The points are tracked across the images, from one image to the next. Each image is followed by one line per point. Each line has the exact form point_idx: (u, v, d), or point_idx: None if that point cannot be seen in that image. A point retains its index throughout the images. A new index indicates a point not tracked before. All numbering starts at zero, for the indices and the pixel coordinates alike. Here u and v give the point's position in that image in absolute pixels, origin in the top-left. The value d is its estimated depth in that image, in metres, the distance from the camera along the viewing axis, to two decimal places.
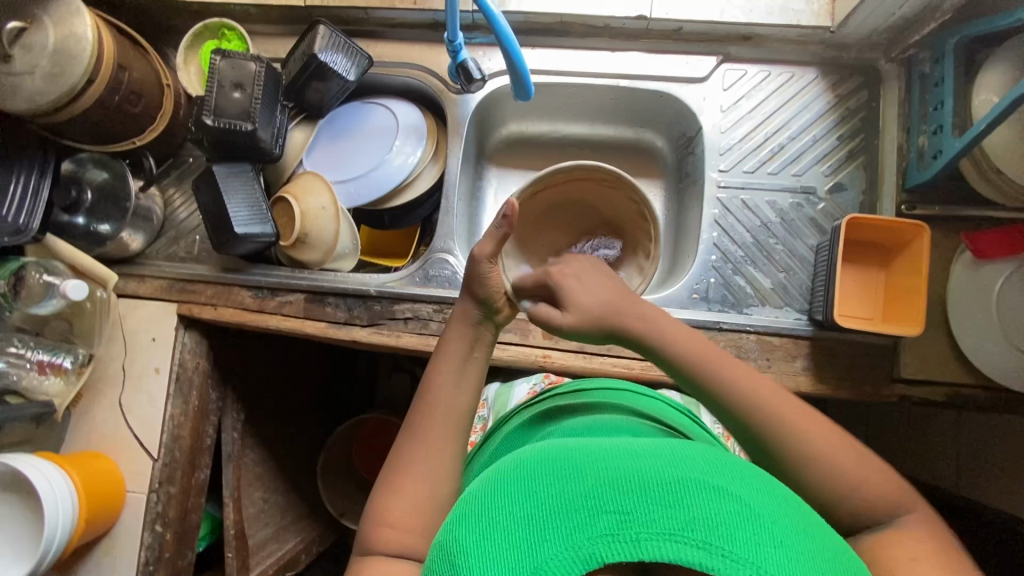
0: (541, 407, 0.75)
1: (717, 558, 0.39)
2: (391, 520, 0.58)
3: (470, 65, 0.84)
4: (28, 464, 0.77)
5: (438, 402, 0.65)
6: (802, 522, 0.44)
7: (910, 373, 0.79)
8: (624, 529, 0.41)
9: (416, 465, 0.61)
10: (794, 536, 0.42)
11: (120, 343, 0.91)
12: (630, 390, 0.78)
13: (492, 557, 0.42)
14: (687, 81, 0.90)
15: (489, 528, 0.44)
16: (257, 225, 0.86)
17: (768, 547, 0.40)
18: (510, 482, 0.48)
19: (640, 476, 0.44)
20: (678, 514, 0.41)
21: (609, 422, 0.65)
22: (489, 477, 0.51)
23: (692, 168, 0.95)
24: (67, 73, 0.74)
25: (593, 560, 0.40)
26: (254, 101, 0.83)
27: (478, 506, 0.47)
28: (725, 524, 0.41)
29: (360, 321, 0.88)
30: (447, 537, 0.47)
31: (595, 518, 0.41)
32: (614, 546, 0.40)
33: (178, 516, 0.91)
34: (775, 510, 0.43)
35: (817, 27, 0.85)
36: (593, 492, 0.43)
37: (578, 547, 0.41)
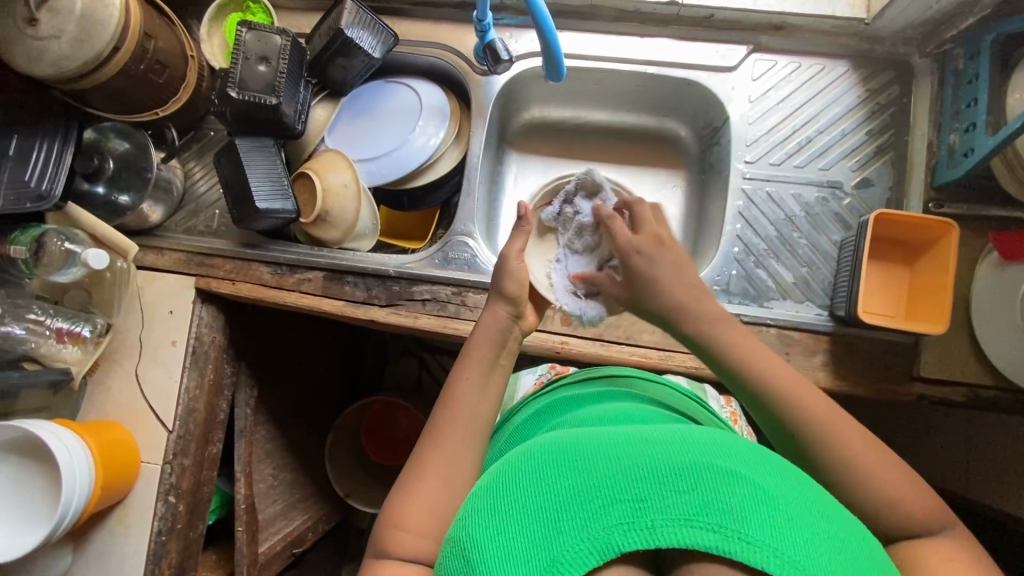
0: (551, 396, 0.75)
1: (732, 539, 0.39)
2: (405, 523, 0.56)
3: (498, 46, 0.83)
4: (46, 430, 0.77)
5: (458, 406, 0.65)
6: (820, 506, 0.43)
7: (929, 372, 0.79)
8: (640, 516, 0.40)
9: (432, 469, 0.60)
10: (813, 518, 0.41)
11: (138, 314, 0.91)
12: (636, 377, 0.78)
13: (506, 549, 0.42)
14: (715, 69, 0.88)
15: (503, 521, 0.44)
16: (279, 200, 0.85)
17: (785, 529, 0.39)
18: (520, 474, 0.47)
19: (652, 463, 0.43)
20: (693, 498, 0.41)
21: (621, 412, 0.65)
22: (500, 470, 0.51)
23: (717, 158, 0.94)
24: (94, 37, 0.73)
25: (609, 550, 0.40)
26: (279, 75, 0.83)
27: (490, 497, 0.47)
28: (740, 507, 0.40)
29: (378, 301, 0.88)
30: (461, 530, 0.47)
31: (609, 508, 0.41)
32: (630, 534, 0.40)
33: (191, 488, 0.92)
34: (794, 494, 0.43)
35: (851, 19, 0.84)
36: (607, 483, 0.43)
37: (592, 537, 0.40)
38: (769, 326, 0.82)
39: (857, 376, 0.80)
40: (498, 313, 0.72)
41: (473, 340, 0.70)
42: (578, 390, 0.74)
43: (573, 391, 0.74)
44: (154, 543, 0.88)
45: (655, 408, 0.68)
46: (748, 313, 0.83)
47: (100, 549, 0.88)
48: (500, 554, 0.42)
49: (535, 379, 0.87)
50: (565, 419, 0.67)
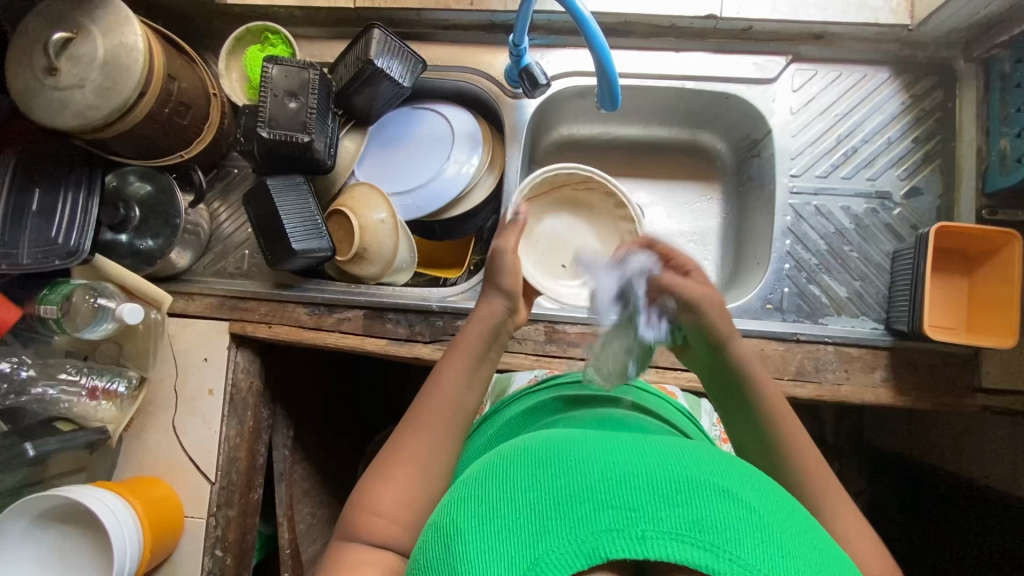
0: (540, 395, 0.71)
1: (725, 561, 0.35)
2: (379, 508, 0.57)
3: (535, 70, 0.80)
4: (90, 496, 0.74)
5: (436, 397, 0.63)
6: (809, 537, 0.41)
7: (991, 383, 0.78)
8: (631, 525, 0.37)
9: (405, 457, 0.60)
10: (805, 548, 0.39)
11: (171, 364, 0.88)
12: (635, 385, 0.75)
13: (484, 548, 0.38)
14: (755, 82, 0.86)
15: (484, 516, 0.40)
16: (314, 240, 0.83)
17: (778, 557, 0.36)
18: (510, 469, 0.44)
19: (647, 471, 0.40)
20: (688, 513, 0.37)
21: (613, 419, 0.62)
22: (481, 469, 0.47)
23: (757, 171, 0.92)
24: (119, 86, 0.70)
25: (596, 556, 0.36)
26: (310, 110, 0.80)
27: (470, 494, 0.43)
28: (735, 528, 0.37)
29: (422, 338, 0.85)
30: (439, 522, 0.43)
31: (598, 512, 0.38)
32: (618, 541, 0.36)
33: (237, 539, 0.89)
34: (788, 521, 0.40)
35: (895, 25, 0.82)
36: (600, 486, 0.39)
37: (578, 540, 0.37)
38: (827, 343, 0.80)
39: (917, 390, 0.79)
40: (492, 309, 0.69)
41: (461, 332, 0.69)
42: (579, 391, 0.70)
43: (573, 390, 0.71)
44: None
45: (651, 419, 0.66)
46: (805, 332, 0.81)
47: None
48: (478, 555, 0.38)
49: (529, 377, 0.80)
50: (562, 419, 0.64)
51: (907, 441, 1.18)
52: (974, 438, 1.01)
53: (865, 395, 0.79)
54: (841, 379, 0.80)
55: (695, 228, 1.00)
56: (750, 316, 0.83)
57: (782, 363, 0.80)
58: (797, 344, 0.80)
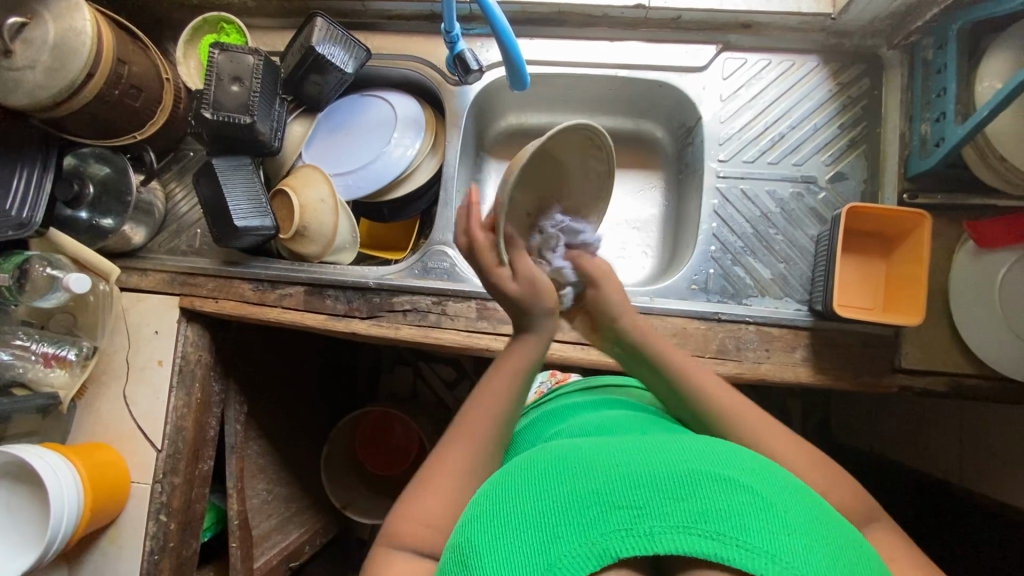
0: (549, 405, 0.74)
1: (731, 547, 0.38)
2: (422, 516, 0.54)
3: (467, 57, 0.84)
4: (34, 455, 0.78)
5: (482, 413, 0.60)
6: (814, 511, 0.43)
7: (911, 364, 0.79)
8: (637, 523, 0.40)
9: (451, 467, 0.57)
10: (812, 527, 0.41)
11: (123, 335, 0.92)
12: (632, 384, 0.77)
13: (509, 557, 0.41)
14: (686, 70, 0.89)
15: (505, 526, 0.43)
16: (257, 218, 0.86)
17: (783, 535, 0.39)
18: (524, 479, 0.47)
19: (649, 469, 0.43)
20: (693, 506, 0.40)
21: (618, 416, 0.64)
22: (495, 480, 0.50)
23: (691, 158, 0.94)
24: (67, 67, 0.74)
25: (608, 556, 0.39)
26: (252, 94, 0.84)
27: (488, 506, 0.47)
28: (739, 514, 0.40)
29: (359, 313, 0.88)
30: (461, 535, 0.46)
31: (608, 514, 0.41)
32: (628, 540, 0.40)
33: (182, 507, 0.92)
34: (791, 501, 0.42)
35: (818, 14, 0.84)
36: (605, 489, 0.42)
37: (592, 542, 0.40)
38: (748, 323, 0.82)
39: (837, 369, 0.79)
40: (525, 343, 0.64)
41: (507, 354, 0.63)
42: (578, 398, 0.72)
43: (574, 398, 0.73)
44: (147, 562, 0.88)
45: (653, 413, 0.67)
46: (726, 311, 0.82)
47: (93, 570, 0.89)
48: (500, 563, 0.41)
49: (537, 387, 0.88)
50: (564, 425, 0.66)
51: (861, 436, 1.18)
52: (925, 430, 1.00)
53: (786, 373, 0.80)
54: (763, 358, 0.81)
55: (637, 215, 1.02)
56: (675, 297, 0.84)
57: (704, 341, 0.81)
58: (718, 324, 0.82)
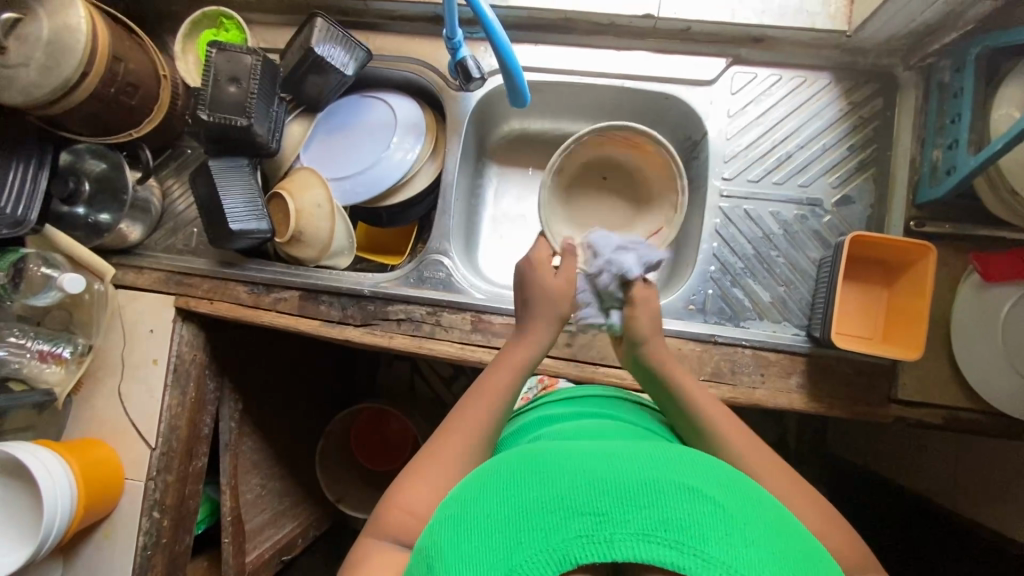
0: (530, 415, 0.74)
1: (690, 557, 0.39)
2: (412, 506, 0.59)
3: (470, 64, 0.81)
4: (27, 453, 0.79)
5: (475, 405, 0.67)
6: (771, 521, 0.45)
7: (908, 395, 0.78)
8: (598, 530, 0.41)
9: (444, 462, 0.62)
10: (766, 535, 0.43)
11: (119, 334, 0.92)
12: (617, 396, 0.77)
13: (475, 560, 0.42)
14: (694, 83, 0.87)
15: (472, 532, 0.44)
16: (253, 220, 0.85)
17: (740, 546, 0.40)
18: (494, 485, 0.48)
19: (614, 477, 0.44)
20: (653, 515, 0.41)
21: (594, 427, 0.65)
22: (466, 485, 0.51)
23: (695, 172, 0.92)
24: (61, 65, 0.73)
25: (567, 562, 0.40)
26: (250, 95, 0.82)
27: (456, 511, 0.48)
28: (698, 525, 0.41)
29: (353, 321, 0.88)
30: (431, 541, 0.47)
31: (570, 521, 0.41)
32: (588, 547, 0.40)
33: (175, 503, 0.94)
34: (747, 512, 0.44)
35: (833, 31, 0.81)
36: (569, 494, 0.43)
37: (553, 548, 0.41)
38: (745, 346, 0.81)
39: (833, 397, 0.79)
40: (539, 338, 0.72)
41: (510, 352, 0.71)
42: (555, 410, 0.73)
43: (555, 409, 0.73)
44: (140, 557, 0.90)
45: (630, 426, 0.67)
46: (723, 334, 0.81)
47: (86, 562, 0.90)
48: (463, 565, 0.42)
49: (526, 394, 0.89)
50: (543, 434, 0.67)
51: (855, 453, 1.17)
52: (920, 456, 1.00)
53: (781, 400, 0.79)
54: (758, 383, 0.80)
55: None
56: (671, 316, 0.84)
57: (698, 363, 0.81)
58: (714, 346, 0.81)
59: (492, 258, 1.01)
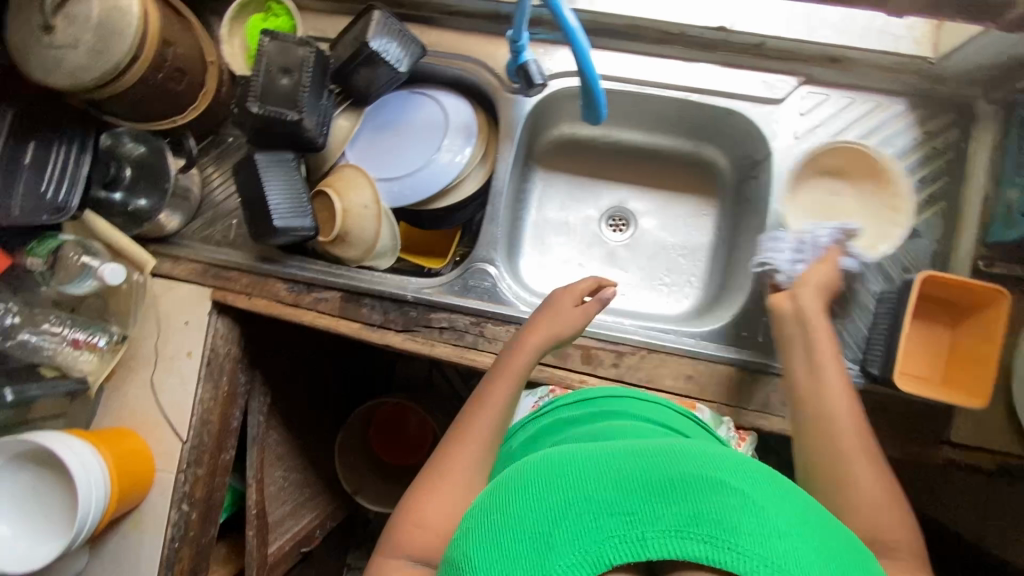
0: (546, 416, 0.73)
1: (724, 550, 0.38)
2: (421, 520, 0.60)
3: (532, 69, 0.78)
4: (61, 443, 0.78)
5: (480, 417, 0.67)
6: (801, 510, 0.43)
7: (961, 438, 0.76)
8: (630, 529, 0.40)
9: (450, 476, 0.62)
10: (797, 524, 0.41)
11: (154, 323, 0.90)
12: (636, 397, 0.74)
13: (507, 568, 0.41)
14: (762, 100, 0.83)
15: (501, 539, 0.43)
16: (297, 218, 0.83)
17: (773, 538, 0.39)
18: (517, 488, 0.46)
19: (639, 474, 0.43)
20: (683, 510, 0.40)
21: (613, 429, 0.63)
22: (490, 491, 0.50)
23: (754, 193, 0.89)
24: (111, 49, 0.70)
25: (600, 563, 0.39)
26: (301, 88, 0.79)
27: (481, 518, 0.46)
28: (730, 518, 0.39)
29: (394, 326, 0.86)
30: (459, 549, 0.46)
31: (600, 521, 0.40)
32: (621, 547, 0.39)
33: (204, 497, 0.93)
34: (780, 503, 0.42)
35: (917, 57, 0.80)
36: (597, 496, 0.42)
37: (585, 550, 0.39)
38: None
39: (885, 436, 0.77)
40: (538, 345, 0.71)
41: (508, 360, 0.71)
42: (573, 412, 0.71)
43: (572, 412, 0.72)
44: (167, 549, 0.89)
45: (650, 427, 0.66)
46: (776, 364, 0.80)
47: (114, 550, 0.90)
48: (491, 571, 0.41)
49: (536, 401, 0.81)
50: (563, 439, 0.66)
51: None
52: None
53: None
54: None
55: (684, 243, 0.97)
56: (722, 343, 0.82)
57: (748, 393, 0.79)
58: (766, 377, 0.79)
59: (534, 266, 0.99)
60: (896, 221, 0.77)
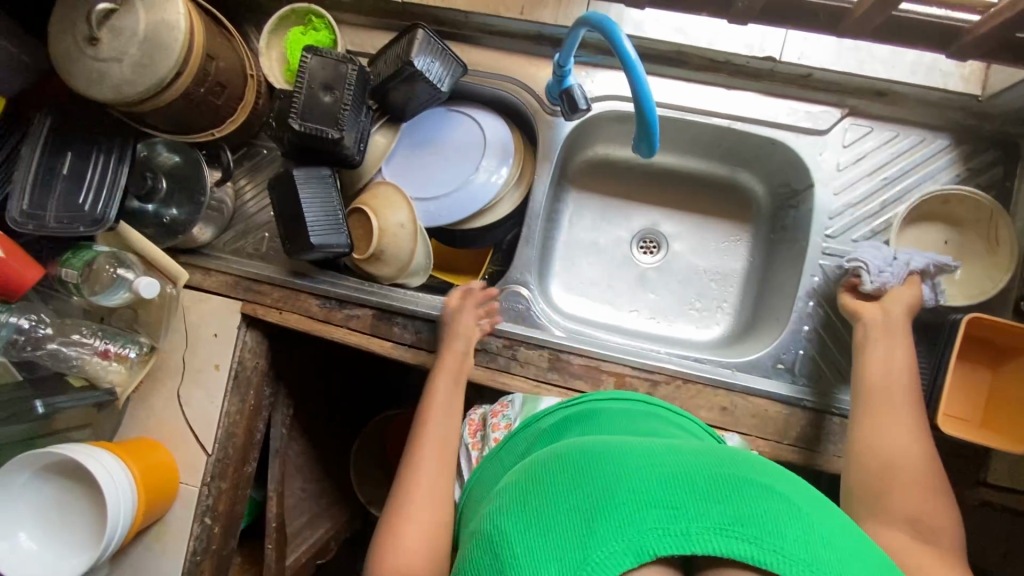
0: (577, 406, 0.65)
1: (769, 552, 0.36)
2: (401, 545, 0.63)
3: (576, 93, 0.78)
4: (89, 457, 0.76)
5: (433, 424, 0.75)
6: (842, 523, 0.42)
7: (997, 479, 0.76)
8: (674, 522, 0.38)
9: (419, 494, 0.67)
10: (837, 531, 0.40)
11: (182, 335, 0.90)
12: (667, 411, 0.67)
13: (543, 552, 0.38)
14: (804, 131, 0.82)
15: (536, 520, 0.40)
16: (333, 235, 0.82)
17: (820, 546, 0.37)
18: (551, 474, 0.44)
19: (682, 470, 0.41)
20: (728, 509, 0.38)
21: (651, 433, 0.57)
22: (519, 475, 0.48)
23: (792, 223, 0.89)
24: (157, 64, 0.69)
25: (644, 552, 0.37)
26: (344, 105, 0.78)
27: (513, 499, 0.44)
28: (775, 520, 0.38)
29: (426, 346, 0.85)
30: (486, 530, 0.43)
31: (643, 511, 0.38)
32: (665, 539, 0.37)
33: (226, 510, 0.92)
34: (826, 516, 0.41)
35: (964, 94, 0.79)
36: (640, 486, 0.40)
37: (629, 538, 0.37)
38: (834, 414, 0.78)
39: None
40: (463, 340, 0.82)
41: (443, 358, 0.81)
42: (604, 407, 0.65)
43: (604, 407, 0.65)
44: (189, 563, 0.88)
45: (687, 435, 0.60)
46: (813, 399, 0.79)
47: (136, 561, 0.89)
48: (524, 550, 0.39)
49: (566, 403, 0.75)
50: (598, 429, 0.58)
51: None
52: None
53: None
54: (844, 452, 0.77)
55: (716, 268, 0.97)
56: (758, 374, 0.81)
57: (783, 427, 0.78)
58: (802, 411, 0.78)
59: (564, 287, 0.98)
60: (993, 275, 0.77)
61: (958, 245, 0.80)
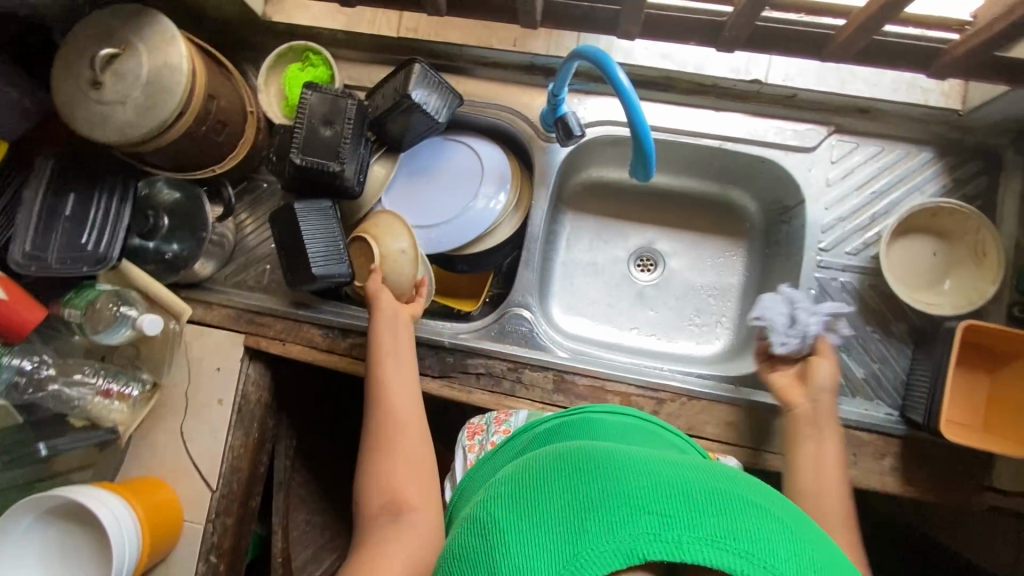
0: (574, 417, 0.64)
1: (759, 568, 0.35)
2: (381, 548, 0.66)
3: (571, 120, 0.80)
4: (93, 499, 0.75)
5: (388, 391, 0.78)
6: (832, 552, 0.40)
7: (1003, 484, 0.76)
8: (666, 530, 0.37)
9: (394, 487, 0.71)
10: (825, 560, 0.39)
11: (185, 370, 0.89)
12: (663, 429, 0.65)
13: (532, 549, 0.38)
14: (793, 148, 0.85)
15: (527, 515, 0.40)
16: (335, 265, 0.82)
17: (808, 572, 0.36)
18: (547, 473, 0.43)
19: (677, 480, 0.40)
20: (722, 522, 0.37)
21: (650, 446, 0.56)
22: (513, 472, 0.47)
23: (786, 237, 0.91)
24: (160, 105, 0.70)
25: (635, 556, 0.36)
26: (344, 139, 0.80)
27: (507, 492, 0.43)
28: (766, 539, 0.37)
29: (429, 372, 0.85)
30: (477, 521, 0.43)
31: (635, 515, 0.38)
32: (656, 545, 0.36)
33: (232, 547, 0.90)
34: (816, 544, 0.40)
35: (945, 109, 0.81)
36: (636, 491, 0.39)
37: (621, 540, 0.37)
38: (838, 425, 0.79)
39: (929, 483, 0.77)
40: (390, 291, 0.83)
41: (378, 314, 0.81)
42: (603, 417, 0.63)
43: (602, 418, 0.63)
44: None
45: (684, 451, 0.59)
46: None
47: None
48: (510, 543, 0.38)
49: None
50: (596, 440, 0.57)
51: None
52: None
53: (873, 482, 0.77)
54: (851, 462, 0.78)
55: (713, 283, 0.98)
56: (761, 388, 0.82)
57: None
58: None
59: (565, 308, 0.99)
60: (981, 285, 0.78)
61: (948, 256, 0.82)
